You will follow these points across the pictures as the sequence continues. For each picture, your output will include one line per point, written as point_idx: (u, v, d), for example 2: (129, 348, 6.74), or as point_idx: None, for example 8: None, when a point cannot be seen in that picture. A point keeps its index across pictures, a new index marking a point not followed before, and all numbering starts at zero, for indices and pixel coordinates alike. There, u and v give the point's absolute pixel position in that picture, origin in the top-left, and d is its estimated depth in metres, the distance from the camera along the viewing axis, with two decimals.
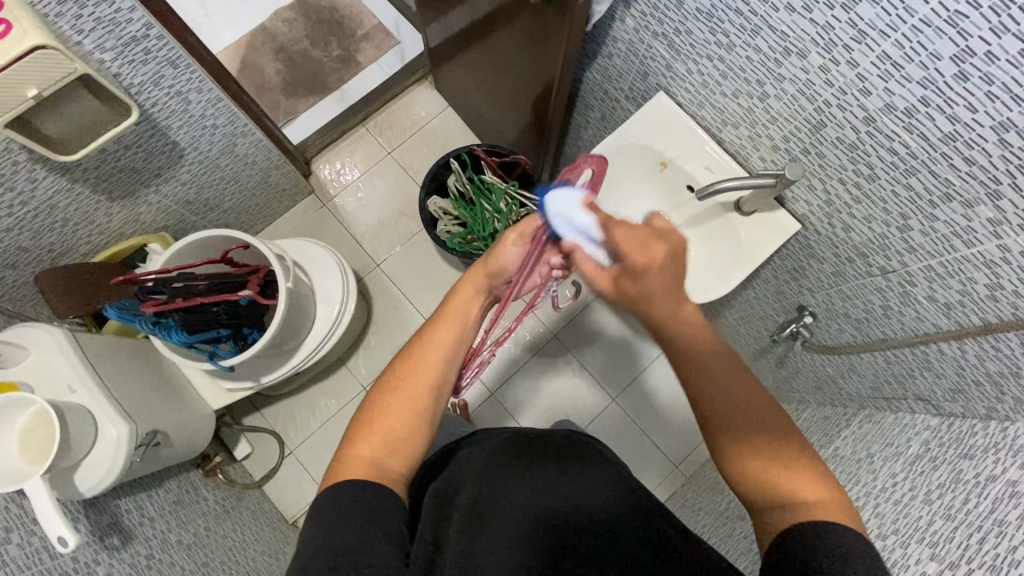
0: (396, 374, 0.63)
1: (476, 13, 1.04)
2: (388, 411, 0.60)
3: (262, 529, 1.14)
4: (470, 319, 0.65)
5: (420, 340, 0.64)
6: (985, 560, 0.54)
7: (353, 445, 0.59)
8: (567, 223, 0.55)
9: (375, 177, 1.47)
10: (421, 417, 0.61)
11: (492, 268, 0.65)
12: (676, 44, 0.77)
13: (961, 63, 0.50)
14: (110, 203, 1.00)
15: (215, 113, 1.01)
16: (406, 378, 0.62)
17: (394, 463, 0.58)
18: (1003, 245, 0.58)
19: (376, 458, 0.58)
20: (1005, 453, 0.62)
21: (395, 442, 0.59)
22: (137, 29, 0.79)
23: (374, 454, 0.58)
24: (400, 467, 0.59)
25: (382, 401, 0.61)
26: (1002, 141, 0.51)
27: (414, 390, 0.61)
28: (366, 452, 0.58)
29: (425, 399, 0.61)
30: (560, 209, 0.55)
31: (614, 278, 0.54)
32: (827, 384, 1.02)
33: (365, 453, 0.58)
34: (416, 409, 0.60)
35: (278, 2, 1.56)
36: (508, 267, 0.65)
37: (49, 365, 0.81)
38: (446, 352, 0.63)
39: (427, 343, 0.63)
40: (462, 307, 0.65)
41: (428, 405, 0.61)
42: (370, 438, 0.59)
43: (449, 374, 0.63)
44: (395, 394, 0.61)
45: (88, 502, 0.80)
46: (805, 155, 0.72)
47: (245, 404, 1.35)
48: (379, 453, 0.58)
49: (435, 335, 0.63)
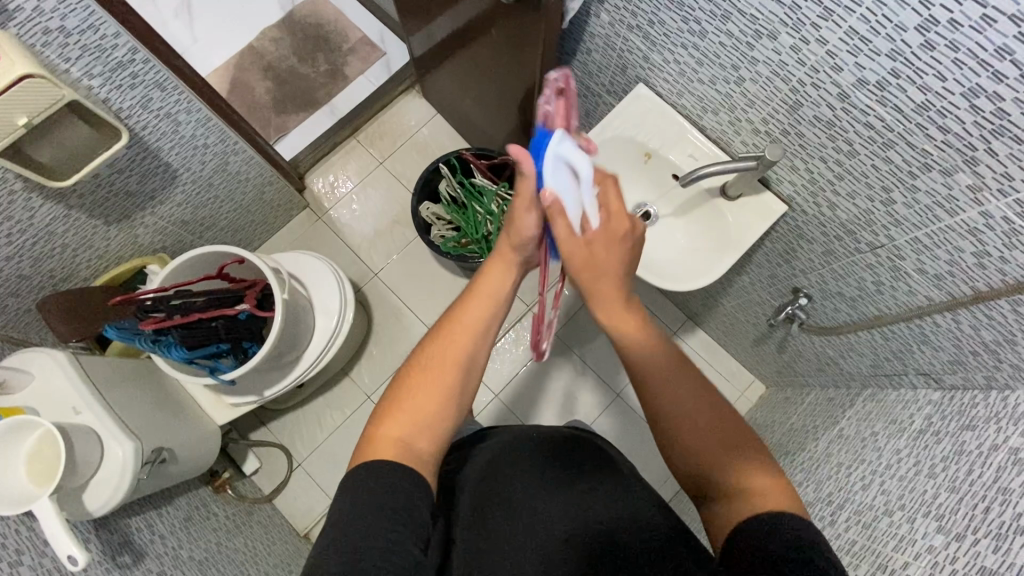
0: (425, 353, 0.62)
1: (455, 20, 1.05)
2: (416, 393, 0.59)
3: (274, 542, 1.15)
4: (500, 296, 0.64)
5: (449, 322, 0.63)
6: (990, 529, 0.54)
7: (379, 426, 0.57)
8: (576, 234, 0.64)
9: (369, 188, 1.48)
10: (452, 396, 0.60)
11: (517, 240, 0.62)
12: (651, 35, 0.78)
13: (926, 33, 0.51)
14: (107, 227, 1.01)
15: (205, 132, 1.03)
16: (433, 359, 0.61)
17: (425, 442, 0.57)
18: (986, 211, 0.58)
19: (404, 439, 0.56)
20: (1007, 422, 0.62)
21: (422, 421, 0.58)
22: (123, 53, 0.81)
23: (403, 434, 0.56)
24: (430, 445, 0.57)
25: (411, 380, 0.60)
26: (974, 107, 0.52)
27: (443, 371, 0.60)
28: (393, 432, 0.56)
29: (455, 379, 0.60)
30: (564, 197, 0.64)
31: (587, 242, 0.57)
32: (828, 366, 1.02)
33: (393, 432, 0.56)
34: (447, 389, 0.60)
35: (264, 21, 1.59)
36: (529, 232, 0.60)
37: (53, 389, 0.82)
38: (476, 333, 0.62)
39: (457, 325, 0.62)
40: (494, 284, 0.64)
41: (459, 384, 0.60)
42: (399, 418, 0.57)
43: (477, 357, 0.62)
44: (421, 375, 0.60)
45: (98, 523, 0.81)
46: (786, 135, 0.73)
47: (252, 419, 1.36)
48: (408, 433, 0.57)
49: (465, 315, 0.63)
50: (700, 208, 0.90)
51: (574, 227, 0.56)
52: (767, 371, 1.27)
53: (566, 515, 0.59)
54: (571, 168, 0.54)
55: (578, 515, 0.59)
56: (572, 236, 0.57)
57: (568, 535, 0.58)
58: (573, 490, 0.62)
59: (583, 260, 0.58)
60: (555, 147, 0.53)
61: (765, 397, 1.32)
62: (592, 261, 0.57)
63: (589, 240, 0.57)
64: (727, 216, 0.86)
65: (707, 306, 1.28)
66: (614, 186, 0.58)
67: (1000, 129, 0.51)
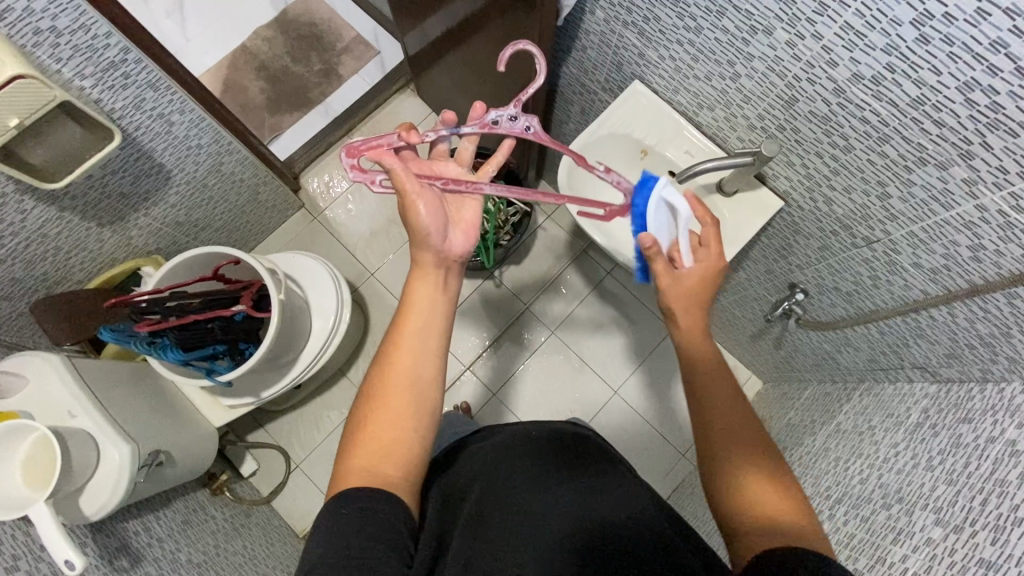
0: (374, 379, 0.60)
1: (450, 18, 1.05)
2: (374, 421, 0.57)
3: (272, 544, 1.14)
4: (434, 300, 0.63)
5: (391, 340, 0.61)
6: (988, 521, 0.54)
7: (346, 458, 0.56)
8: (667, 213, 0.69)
9: (364, 187, 1.48)
10: (407, 413, 0.58)
11: (419, 234, 0.64)
12: (647, 32, 0.78)
13: (921, 27, 0.51)
14: (101, 229, 1.00)
15: (199, 133, 1.02)
16: (383, 385, 0.59)
17: (392, 466, 0.55)
18: (981, 205, 0.58)
19: (371, 467, 0.55)
20: (1003, 414, 0.62)
21: (386, 445, 0.56)
22: (115, 53, 0.81)
23: (368, 463, 0.55)
24: (398, 468, 0.56)
25: (366, 408, 0.59)
26: (969, 101, 0.52)
27: (393, 389, 0.59)
28: (359, 462, 0.55)
29: (407, 398, 0.59)
30: (668, 194, 0.68)
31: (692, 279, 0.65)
32: (825, 361, 1.02)
33: (360, 462, 0.55)
34: (402, 409, 0.58)
35: (257, 21, 1.58)
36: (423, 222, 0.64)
37: (47, 393, 0.81)
38: (420, 347, 0.61)
39: (399, 339, 0.61)
40: (426, 293, 0.63)
41: (414, 402, 0.59)
42: (362, 448, 0.56)
43: (425, 368, 0.60)
44: (376, 405, 0.58)
45: (95, 527, 0.80)
46: (781, 131, 0.73)
47: (249, 421, 1.36)
48: (374, 461, 0.55)
49: (402, 332, 0.61)
50: None
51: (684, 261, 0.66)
52: (764, 366, 1.28)
53: (569, 517, 0.59)
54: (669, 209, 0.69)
55: (579, 517, 0.60)
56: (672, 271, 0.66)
57: (568, 538, 0.58)
58: (576, 492, 0.62)
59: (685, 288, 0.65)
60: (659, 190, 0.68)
61: (762, 392, 1.32)
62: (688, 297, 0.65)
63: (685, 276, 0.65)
64: (723, 212, 0.86)
65: None
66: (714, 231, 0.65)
67: (995, 122, 0.51)
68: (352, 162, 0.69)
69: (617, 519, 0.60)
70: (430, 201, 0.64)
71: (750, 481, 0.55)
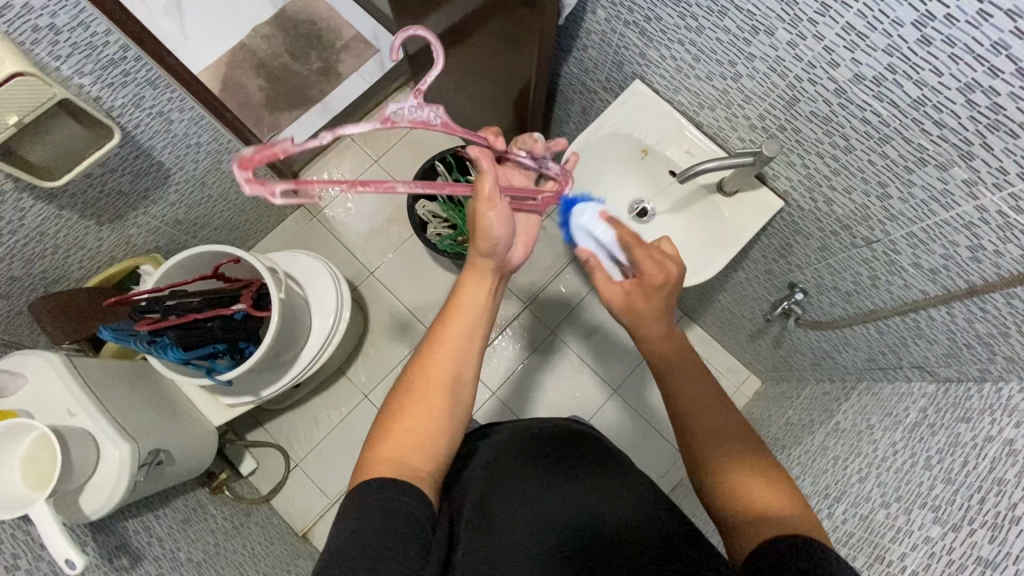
0: (413, 372, 0.61)
1: (449, 17, 1.05)
2: (409, 409, 0.58)
3: (272, 543, 1.14)
4: (481, 306, 0.64)
5: (434, 337, 0.62)
6: (986, 519, 0.55)
7: (374, 446, 0.56)
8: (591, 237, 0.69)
9: (363, 185, 1.47)
10: (444, 411, 0.59)
11: (486, 246, 0.62)
12: (648, 32, 0.78)
13: (922, 28, 0.51)
14: (99, 228, 1.00)
15: (198, 131, 1.02)
16: (422, 377, 0.60)
17: (420, 459, 0.56)
18: (981, 205, 0.58)
19: (400, 458, 0.55)
20: (1001, 413, 0.62)
21: (417, 439, 0.57)
22: (114, 51, 0.80)
23: (398, 454, 0.55)
24: (426, 463, 0.56)
25: (401, 399, 0.59)
26: (970, 102, 0.52)
27: (432, 386, 0.59)
28: (389, 450, 0.55)
29: (443, 394, 0.59)
30: (586, 222, 0.69)
31: (628, 292, 0.62)
32: (823, 360, 1.03)
33: (389, 452, 0.55)
34: (437, 404, 0.59)
35: (256, 19, 1.57)
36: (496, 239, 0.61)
37: (46, 392, 0.81)
38: (460, 346, 0.62)
39: (441, 339, 0.62)
40: (474, 296, 0.64)
41: (448, 400, 0.59)
42: (393, 439, 0.56)
43: (465, 368, 0.62)
44: (412, 394, 0.59)
45: (95, 526, 0.80)
46: (782, 131, 0.73)
47: (248, 420, 1.35)
48: (403, 451, 0.55)
49: (447, 332, 0.62)
50: (696, 204, 0.90)
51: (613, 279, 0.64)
52: (762, 365, 1.28)
53: (569, 508, 0.61)
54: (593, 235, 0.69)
55: (577, 509, 0.61)
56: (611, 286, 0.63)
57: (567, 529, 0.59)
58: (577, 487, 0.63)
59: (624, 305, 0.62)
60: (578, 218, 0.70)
61: (761, 391, 1.33)
62: (634, 309, 0.62)
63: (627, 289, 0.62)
64: (723, 212, 0.86)
65: (704, 302, 1.29)
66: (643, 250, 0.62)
67: (995, 124, 0.52)
68: (245, 175, 0.49)
69: (614, 511, 0.62)
70: (504, 216, 0.61)
71: (743, 483, 0.56)
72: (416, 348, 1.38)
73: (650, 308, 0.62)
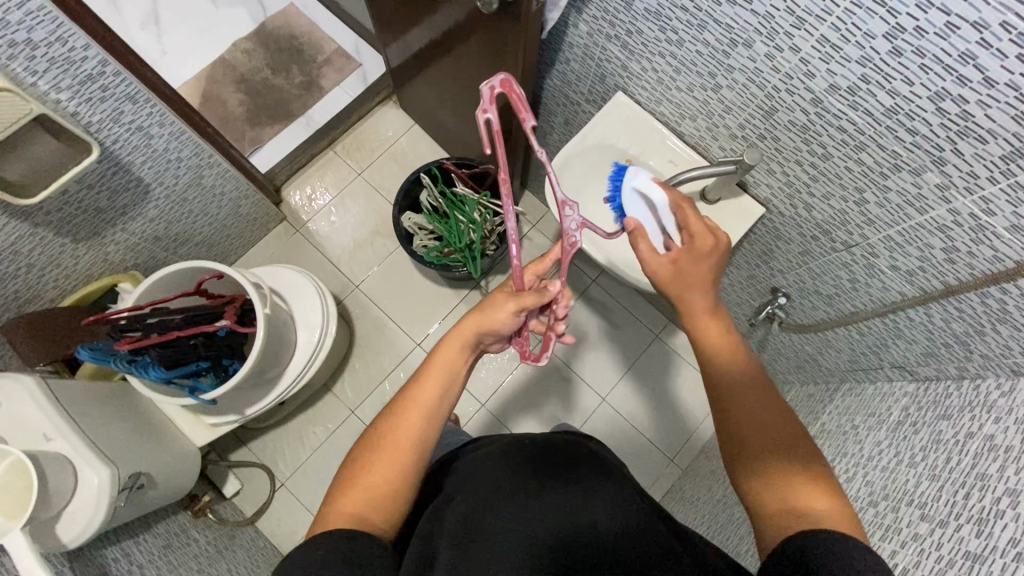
0: (379, 430, 0.61)
1: (433, 31, 1.06)
2: (370, 466, 0.59)
3: (258, 566, 1.11)
4: (454, 376, 0.64)
5: (401, 399, 0.62)
6: (972, 514, 0.56)
7: (336, 500, 0.58)
8: (643, 203, 0.75)
9: (347, 199, 1.47)
10: (405, 472, 0.59)
11: (486, 329, 0.65)
12: (629, 45, 0.80)
13: (893, 40, 0.53)
14: (76, 245, 0.97)
15: (179, 145, 1.01)
16: (390, 435, 0.60)
17: (378, 518, 0.57)
18: (953, 208, 0.61)
19: (358, 513, 0.56)
20: (981, 409, 0.64)
21: (375, 495, 0.57)
22: (93, 66, 0.79)
23: (357, 509, 0.56)
24: (383, 519, 0.57)
25: (363, 457, 0.60)
26: (940, 110, 0.55)
27: (396, 447, 0.59)
28: (348, 506, 0.57)
29: (407, 457, 0.59)
30: (639, 182, 0.75)
31: (675, 261, 0.65)
32: (807, 363, 1.04)
33: (347, 507, 0.56)
34: (397, 464, 0.59)
35: (236, 34, 1.57)
36: (498, 331, 0.65)
37: (21, 414, 0.78)
38: (428, 412, 0.61)
39: (412, 402, 0.61)
40: (445, 365, 0.64)
41: (411, 462, 0.59)
42: (353, 493, 0.57)
43: (431, 431, 0.61)
44: (376, 453, 0.59)
45: (73, 554, 0.76)
46: (762, 140, 0.75)
47: (231, 439, 1.32)
48: (362, 508, 0.56)
49: (417, 393, 0.62)
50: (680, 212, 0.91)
51: (656, 250, 0.65)
52: None
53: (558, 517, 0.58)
54: (646, 198, 0.75)
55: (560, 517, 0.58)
56: (655, 257, 0.65)
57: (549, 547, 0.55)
58: (562, 503, 0.59)
59: (671, 275, 0.64)
60: (631, 182, 0.75)
61: None
62: (685, 278, 0.64)
63: (674, 258, 0.65)
64: (707, 219, 0.88)
65: None
66: (690, 205, 0.68)
67: (964, 130, 0.54)
68: (496, 88, 0.55)
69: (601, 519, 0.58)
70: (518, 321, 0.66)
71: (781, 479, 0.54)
72: (404, 361, 1.37)
73: (697, 276, 0.64)
